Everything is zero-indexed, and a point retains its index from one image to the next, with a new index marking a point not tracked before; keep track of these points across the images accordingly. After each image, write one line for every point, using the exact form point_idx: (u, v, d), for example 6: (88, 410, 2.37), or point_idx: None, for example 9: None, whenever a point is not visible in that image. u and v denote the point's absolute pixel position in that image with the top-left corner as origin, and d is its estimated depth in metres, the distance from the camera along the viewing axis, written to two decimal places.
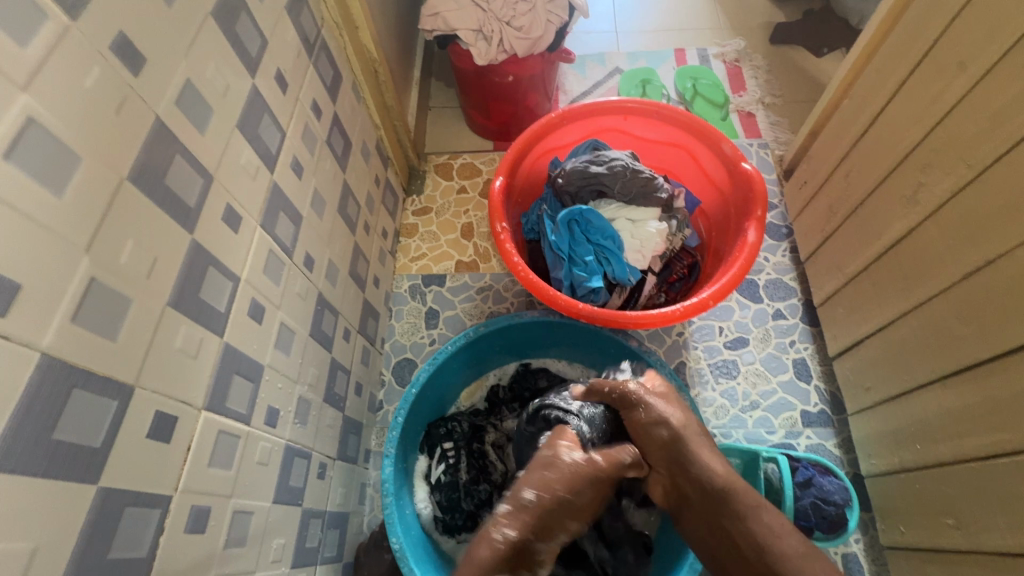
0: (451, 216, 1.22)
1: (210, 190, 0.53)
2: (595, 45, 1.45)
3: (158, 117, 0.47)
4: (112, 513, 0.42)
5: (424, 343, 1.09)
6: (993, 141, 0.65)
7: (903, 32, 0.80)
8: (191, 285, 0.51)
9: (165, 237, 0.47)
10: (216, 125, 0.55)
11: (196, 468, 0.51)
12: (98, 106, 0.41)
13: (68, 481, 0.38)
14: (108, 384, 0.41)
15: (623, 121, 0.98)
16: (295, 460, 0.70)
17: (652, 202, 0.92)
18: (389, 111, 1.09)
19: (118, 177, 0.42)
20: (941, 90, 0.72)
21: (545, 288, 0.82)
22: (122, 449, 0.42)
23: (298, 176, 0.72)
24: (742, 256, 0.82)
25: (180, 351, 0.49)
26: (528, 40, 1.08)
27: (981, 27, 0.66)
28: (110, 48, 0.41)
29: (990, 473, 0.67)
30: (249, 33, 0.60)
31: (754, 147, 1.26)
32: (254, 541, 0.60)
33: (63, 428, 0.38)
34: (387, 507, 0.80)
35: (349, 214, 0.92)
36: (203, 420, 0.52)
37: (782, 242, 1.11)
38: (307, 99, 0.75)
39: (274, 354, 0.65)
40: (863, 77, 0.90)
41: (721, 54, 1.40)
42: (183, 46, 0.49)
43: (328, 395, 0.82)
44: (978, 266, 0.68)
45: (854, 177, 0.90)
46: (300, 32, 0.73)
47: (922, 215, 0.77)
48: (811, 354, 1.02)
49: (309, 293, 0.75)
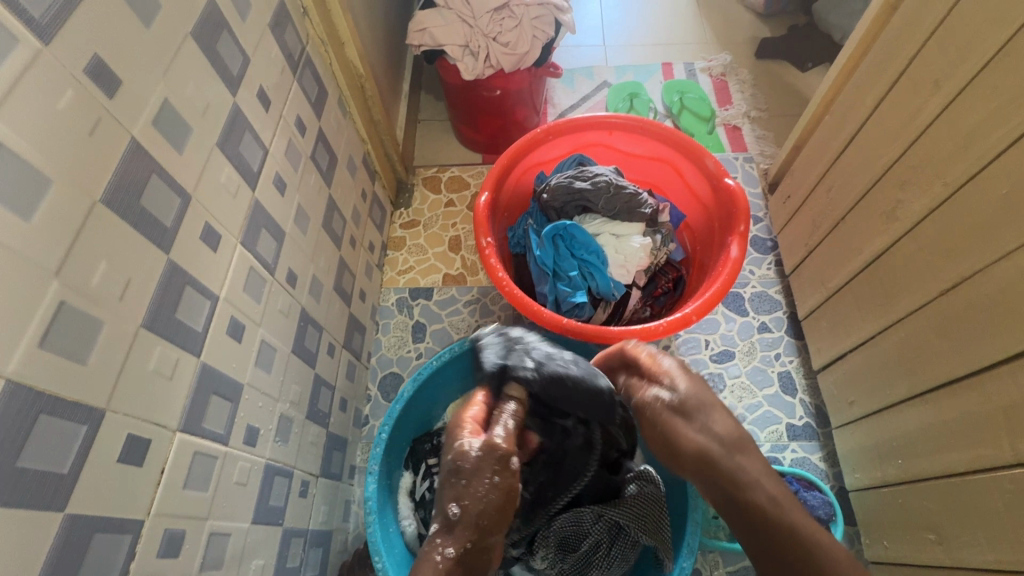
0: (439, 229, 1.22)
1: (188, 210, 0.53)
2: (583, 59, 1.46)
3: (133, 138, 0.47)
4: (80, 539, 0.41)
5: (410, 357, 1.08)
6: (968, 159, 0.66)
7: (880, 51, 0.81)
8: (166, 305, 0.50)
9: (139, 258, 0.47)
10: (195, 143, 0.55)
11: (168, 491, 0.50)
12: (70, 128, 0.41)
13: (34, 508, 0.38)
14: (76, 409, 0.41)
15: (608, 136, 0.99)
16: (276, 479, 0.69)
17: (637, 217, 0.93)
18: (377, 125, 1.09)
19: (91, 200, 0.42)
20: (918, 108, 0.73)
21: (529, 303, 0.82)
22: (90, 474, 0.42)
23: (281, 192, 0.72)
24: (725, 271, 0.82)
25: (154, 372, 0.49)
26: (515, 55, 1.10)
27: (953, 49, 0.67)
28: (85, 71, 0.42)
29: (971, 488, 0.68)
30: (231, 52, 0.60)
31: (740, 160, 1.28)
32: (231, 563, 0.59)
33: (29, 454, 0.38)
34: (370, 525, 0.79)
35: (335, 228, 0.92)
36: (178, 442, 0.51)
37: (767, 255, 1.12)
38: (290, 116, 0.75)
39: (254, 372, 0.65)
40: (844, 92, 0.91)
41: (707, 69, 1.42)
42: (161, 66, 0.49)
43: (311, 411, 0.81)
44: (955, 281, 0.69)
45: (835, 192, 0.91)
46: (285, 49, 0.73)
47: (900, 230, 0.78)
48: (796, 367, 1.02)
49: (291, 309, 0.75)
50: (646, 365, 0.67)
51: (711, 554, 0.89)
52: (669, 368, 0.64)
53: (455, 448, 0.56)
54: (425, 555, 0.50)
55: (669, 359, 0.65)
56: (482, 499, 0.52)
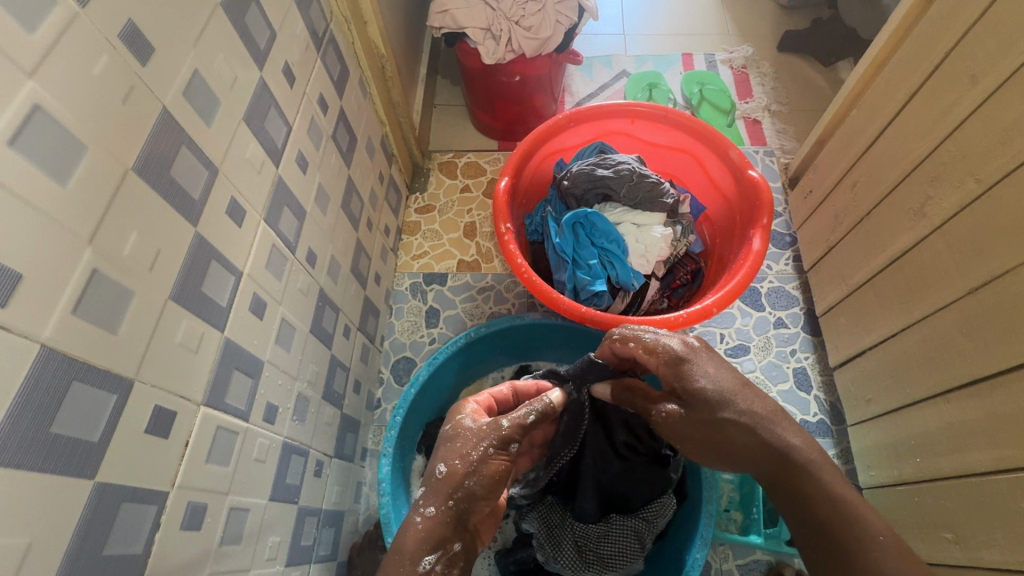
0: (454, 215, 1.21)
1: (215, 182, 0.53)
2: (602, 48, 1.44)
3: (165, 107, 0.46)
4: (108, 509, 0.41)
5: (423, 342, 1.08)
6: (1004, 157, 0.65)
7: (914, 44, 0.80)
8: (193, 279, 0.50)
9: (169, 230, 0.47)
10: (223, 117, 0.54)
11: (193, 464, 0.50)
12: (104, 95, 0.40)
13: (65, 475, 0.38)
14: (107, 377, 0.41)
15: (630, 124, 0.98)
16: (293, 457, 0.70)
17: (658, 207, 0.92)
18: (396, 107, 1.08)
19: (123, 168, 0.42)
20: (953, 103, 0.72)
21: (548, 290, 0.81)
22: (118, 444, 0.42)
23: (303, 170, 0.72)
24: (747, 263, 0.81)
25: (180, 345, 0.48)
26: (537, 40, 1.08)
27: (994, 42, 0.66)
28: (119, 37, 0.41)
29: (990, 489, 0.67)
30: (258, 25, 0.59)
31: (760, 153, 1.26)
32: (249, 539, 0.59)
33: (61, 421, 0.37)
34: (384, 506, 0.79)
35: (353, 210, 0.91)
36: (202, 416, 0.51)
37: (785, 250, 1.11)
38: (314, 94, 0.74)
39: (274, 350, 0.65)
40: (873, 87, 0.89)
41: (728, 60, 1.40)
42: (192, 36, 0.49)
43: (327, 392, 0.81)
44: (986, 280, 0.68)
45: (861, 187, 0.90)
46: (309, 26, 0.72)
47: (929, 227, 0.77)
48: (812, 363, 1.01)
49: (310, 289, 0.74)
50: (647, 358, 0.66)
51: (721, 546, 0.89)
52: (662, 358, 0.65)
53: (456, 418, 0.62)
54: (408, 518, 0.54)
55: (669, 349, 0.65)
56: (456, 455, 0.57)
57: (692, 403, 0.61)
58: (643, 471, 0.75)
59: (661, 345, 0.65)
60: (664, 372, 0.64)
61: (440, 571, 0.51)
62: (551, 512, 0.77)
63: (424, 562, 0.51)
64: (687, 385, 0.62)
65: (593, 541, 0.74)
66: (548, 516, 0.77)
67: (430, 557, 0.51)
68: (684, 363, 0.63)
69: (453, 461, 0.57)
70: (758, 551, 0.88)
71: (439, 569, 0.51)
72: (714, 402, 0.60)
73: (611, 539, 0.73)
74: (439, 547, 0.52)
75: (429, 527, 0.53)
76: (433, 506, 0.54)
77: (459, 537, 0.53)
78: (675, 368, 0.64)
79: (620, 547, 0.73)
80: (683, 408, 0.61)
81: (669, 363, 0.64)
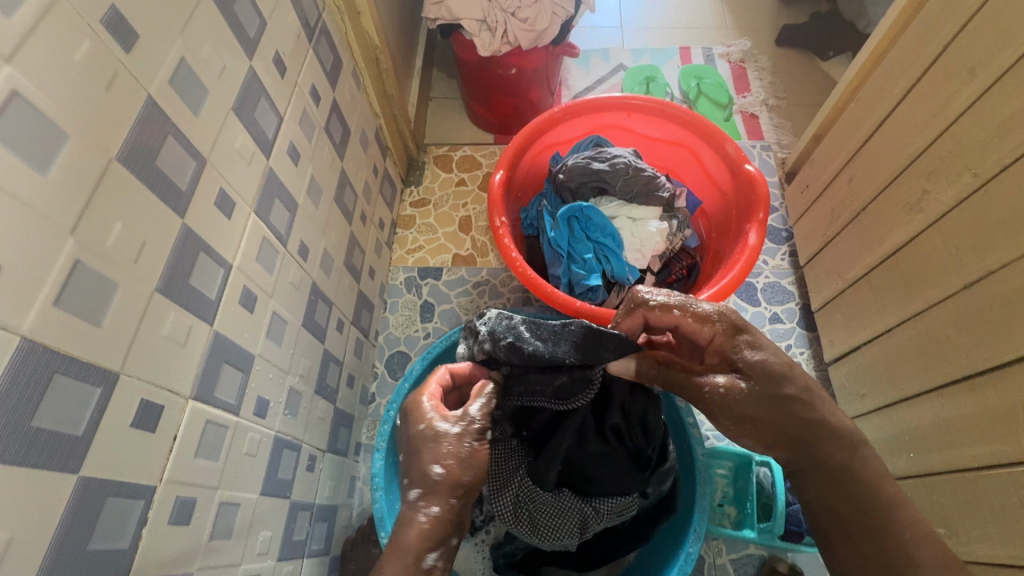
0: (449, 209, 1.20)
1: (203, 173, 0.52)
2: (599, 41, 1.43)
3: (150, 96, 0.45)
4: (94, 503, 0.40)
5: (418, 336, 1.07)
6: (1001, 150, 0.65)
7: (911, 38, 0.79)
8: (180, 271, 0.49)
9: (155, 221, 0.46)
10: (211, 107, 0.53)
11: (181, 458, 0.49)
12: (86, 81, 0.39)
13: (47, 470, 0.37)
14: (91, 370, 0.40)
15: (626, 118, 0.97)
16: (284, 452, 0.69)
17: (654, 201, 0.92)
18: (391, 100, 1.07)
19: (107, 158, 0.41)
20: (951, 96, 0.71)
21: (543, 284, 0.81)
22: (103, 437, 0.41)
23: (294, 162, 0.71)
24: (742, 258, 0.81)
25: (167, 338, 0.48)
26: (533, 32, 1.07)
27: (993, 35, 0.65)
28: (102, 23, 0.40)
29: (984, 484, 0.67)
30: (248, 14, 0.58)
31: (757, 148, 1.25)
32: (241, 533, 0.59)
33: (44, 415, 0.37)
34: (376, 501, 0.79)
35: (346, 203, 0.90)
36: (190, 410, 0.51)
37: (781, 245, 1.11)
38: (305, 85, 0.73)
39: (265, 344, 0.64)
40: (871, 81, 0.89)
41: (726, 54, 1.39)
42: (178, 24, 0.48)
43: (320, 386, 0.80)
44: (981, 275, 0.68)
45: (858, 182, 0.90)
46: (301, 16, 0.71)
47: (926, 221, 0.76)
48: (807, 359, 1.01)
49: (302, 283, 0.74)
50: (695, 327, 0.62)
51: (714, 541, 0.89)
52: (715, 327, 0.61)
53: (427, 418, 0.59)
54: (411, 517, 0.53)
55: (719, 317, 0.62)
56: (449, 453, 0.55)
57: (753, 375, 0.57)
58: (619, 464, 0.72)
59: (714, 314, 0.62)
60: (718, 342, 0.61)
61: (442, 567, 0.52)
62: (511, 456, 0.77)
63: (427, 559, 0.51)
64: (748, 356, 0.58)
65: (538, 508, 0.73)
66: (504, 463, 0.76)
67: (434, 554, 0.51)
68: (737, 332, 0.61)
69: (445, 460, 0.55)
70: (752, 545, 0.89)
71: (441, 565, 0.52)
72: (778, 375, 0.57)
73: (553, 513, 0.73)
74: (441, 543, 0.52)
75: (434, 525, 0.52)
76: (437, 506, 0.53)
77: (457, 531, 0.53)
78: (731, 337, 0.60)
79: (559, 523, 0.72)
80: (747, 382, 0.57)
81: (723, 332, 0.61)
